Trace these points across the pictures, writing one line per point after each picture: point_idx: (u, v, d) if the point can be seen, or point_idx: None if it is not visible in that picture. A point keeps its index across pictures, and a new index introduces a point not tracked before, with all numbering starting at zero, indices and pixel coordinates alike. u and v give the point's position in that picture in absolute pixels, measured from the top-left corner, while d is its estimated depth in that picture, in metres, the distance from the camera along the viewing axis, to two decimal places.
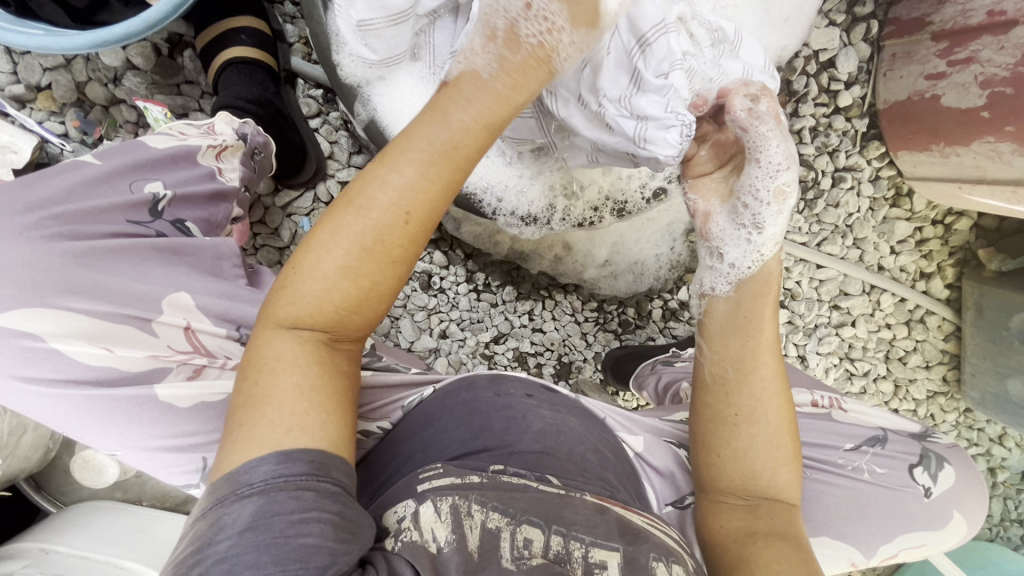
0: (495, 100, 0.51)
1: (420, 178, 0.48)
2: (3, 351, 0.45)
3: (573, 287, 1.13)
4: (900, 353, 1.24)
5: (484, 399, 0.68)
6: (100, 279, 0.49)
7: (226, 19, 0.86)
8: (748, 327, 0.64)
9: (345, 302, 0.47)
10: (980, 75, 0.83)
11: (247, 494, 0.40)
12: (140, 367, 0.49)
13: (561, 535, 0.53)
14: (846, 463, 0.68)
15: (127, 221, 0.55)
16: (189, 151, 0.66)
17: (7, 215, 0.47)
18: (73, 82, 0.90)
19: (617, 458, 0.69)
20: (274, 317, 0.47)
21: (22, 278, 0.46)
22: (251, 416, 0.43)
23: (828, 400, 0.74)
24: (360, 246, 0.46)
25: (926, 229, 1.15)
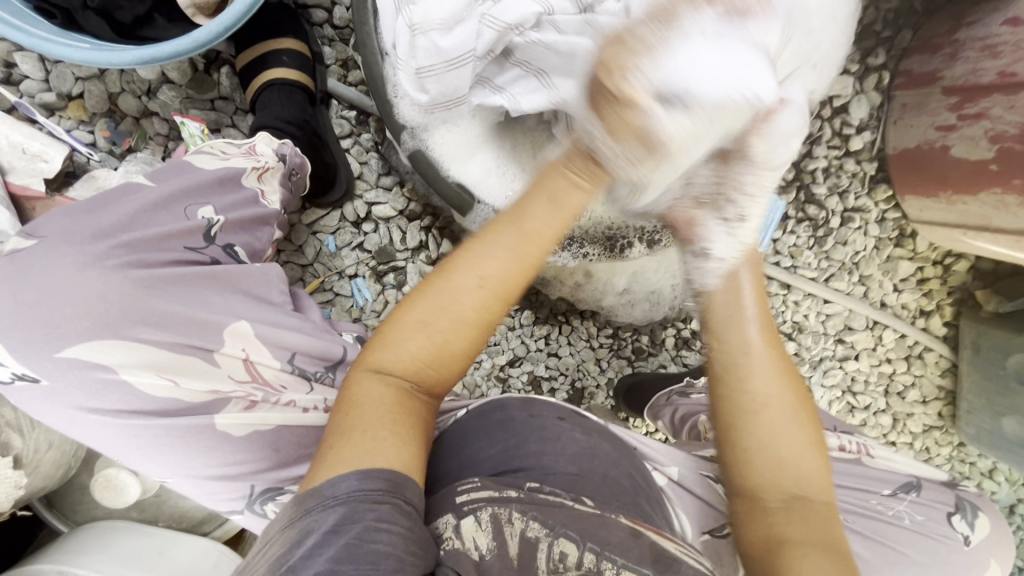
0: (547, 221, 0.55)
1: (501, 249, 0.53)
2: (73, 384, 0.45)
3: (590, 314, 1.14)
4: (899, 388, 1.28)
5: (519, 421, 0.69)
6: (163, 307, 0.49)
7: (268, 40, 0.87)
8: (767, 315, 0.63)
9: (430, 351, 0.52)
10: (990, 130, 0.87)
11: (334, 505, 0.42)
12: (200, 399, 0.49)
13: (595, 553, 0.53)
14: (885, 509, 0.67)
15: (183, 249, 0.55)
16: (234, 174, 0.66)
17: (80, 243, 0.48)
18: (105, 93, 0.90)
19: (648, 484, 0.70)
20: (372, 363, 0.51)
21: (92, 309, 0.46)
22: (339, 440, 0.47)
23: (856, 446, 0.74)
24: (441, 307, 0.52)
25: (926, 269, 1.20)
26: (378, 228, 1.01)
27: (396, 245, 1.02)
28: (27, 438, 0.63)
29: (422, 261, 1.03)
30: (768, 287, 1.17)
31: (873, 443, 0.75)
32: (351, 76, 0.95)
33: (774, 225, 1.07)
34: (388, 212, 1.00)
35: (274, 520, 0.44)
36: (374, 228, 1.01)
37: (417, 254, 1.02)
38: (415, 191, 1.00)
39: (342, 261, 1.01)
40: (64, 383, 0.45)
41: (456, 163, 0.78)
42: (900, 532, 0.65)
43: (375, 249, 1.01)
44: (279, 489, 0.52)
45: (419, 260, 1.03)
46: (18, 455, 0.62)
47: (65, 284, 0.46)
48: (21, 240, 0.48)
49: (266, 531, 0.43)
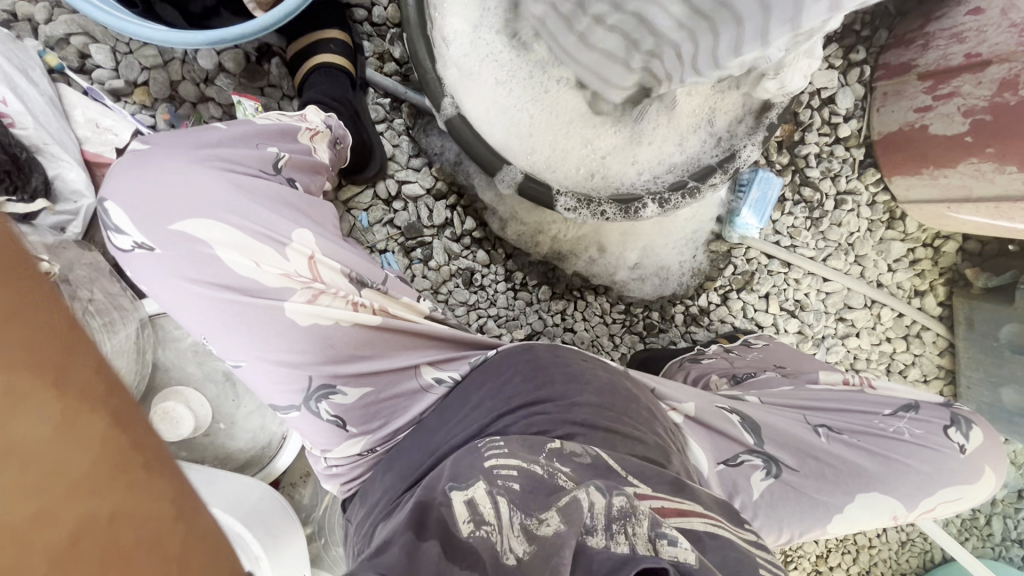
0: None
1: None
2: (183, 255, 0.55)
3: (603, 290, 1.21)
4: (900, 366, 1.34)
5: (546, 359, 0.73)
6: (249, 205, 0.58)
7: (315, 32, 0.98)
8: None
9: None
10: (962, 106, 0.96)
11: None
12: (274, 284, 0.56)
13: (625, 496, 0.48)
14: (885, 425, 0.76)
15: (260, 172, 0.63)
16: (291, 129, 0.76)
17: (190, 150, 0.59)
18: (168, 80, 1.00)
19: (661, 416, 0.72)
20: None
21: (197, 198, 0.55)
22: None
23: (857, 378, 0.83)
24: None
25: (917, 250, 1.28)
26: (407, 206, 1.10)
27: (423, 221, 1.11)
28: None
29: (448, 237, 1.12)
30: (770, 265, 1.24)
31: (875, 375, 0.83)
32: (386, 67, 1.06)
33: (771, 200, 1.13)
34: (417, 190, 1.09)
35: None
36: (404, 206, 1.10)
37: (443, 230, 1.12)
38: (443, 171, 1.10)
39: (373, 236, 1.09)
40: (178, 254, 0.55)
41: (487, 124, 0.86)
42: (897, 443, 0.74)
43: (404, 225, 1.10)
44: (332, 390, 0.60)
45: (445, 236, 1.12)
46: None
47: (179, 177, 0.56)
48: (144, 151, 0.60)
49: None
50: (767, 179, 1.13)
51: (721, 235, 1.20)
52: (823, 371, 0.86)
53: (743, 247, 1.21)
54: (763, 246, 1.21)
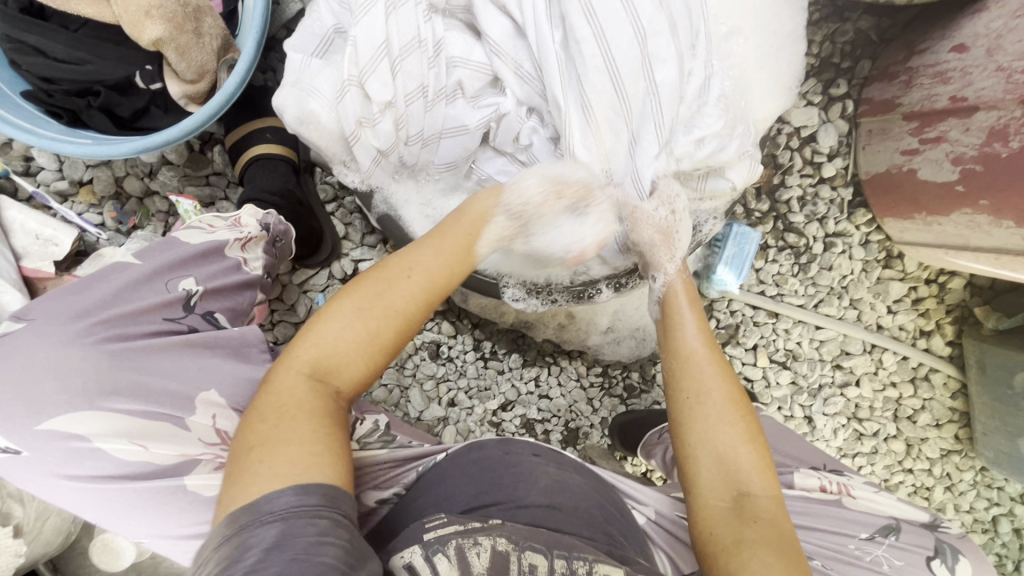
0: (425, 269, 0.63)
1: (387, 290, 0.60)
2: (51, 453, 0.50)
3: (578, 353, 1.15)
4: (908, 412, 1.24)
5: (494, 457, 0.69)
6: (137, 378, 0.54)
7: (254, 120, 0.96)
8: (699, 379, 0.66)
9: (378, 302, 0.59)
10: (950, 153, 0.88)
11: (271, 520, 0.43)
12: (171, 461, 0.53)
13: (564, 558, 0.53)
14: (858, 552, 0.68)
15: (162, 320, 0.60)
16: (219, 246, 0.70)
17: (63, 322, 0.54)
18: (112, 177, 0.98)
19: (620, 516, 0.70)
20: (296, 361, 0.55)
21: (68, 383, 0.51)
22: (269, 453, 0.47)
23: (837, 486, 0.75)
24: (373, 320, 0.58)
25: (920, 288, 1.18)
26: None
27: None
28: (27, 507, 0.67)
29: None
30: (755, 316, 1.16)
31: (854, 482, 0.76)
32: None
33: (749, 255, 1.06)
34: None
35: (204, 544, 0.44)
36: None
37: None
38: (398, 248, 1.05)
39: None
40: (44, 452, 0.50)
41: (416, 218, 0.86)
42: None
43: None
44: None
45: None
46: (19, 523, 0.66)
47: (44, 359, 0.51)
48: (14, 324, 0.55)
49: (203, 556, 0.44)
50: (743, 234, 1.07)
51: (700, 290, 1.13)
52: (799, 472, 0.77)
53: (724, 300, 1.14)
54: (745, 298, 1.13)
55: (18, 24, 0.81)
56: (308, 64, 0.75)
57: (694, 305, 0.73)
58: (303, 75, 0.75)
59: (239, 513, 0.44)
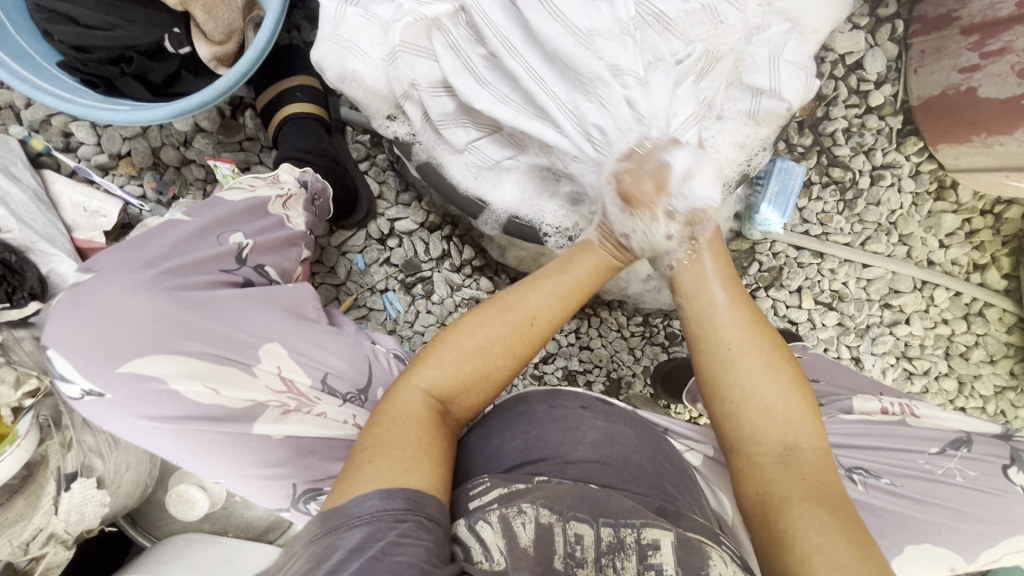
0: (529, 306, 0.63)
1: (551, 296, 0.65)
2: (133, 396, 0.50)
3: (617, 303, 1.15)
4: (961, 349, 1.21)
5: (540, 411, 0.69)
6: (206, 324, 0.54)
7: (282, 80, 0.95)
8: (741, 341, 0.64)
9: (508, 327, 0.62)
10: (1016, 65, 0.83)
11: (357, 525, 0.46)
12: (241, 404, 0.54)
13: (611, 526, 0.54)
14: (934, 468, 0.68)
15: (219, 270, 0.60)
16: (261, 203, 0.71)
17: (130, 270, 0.53)
18: (149, 148, 1.00)
19: (673, 467, 0.69)
20: (415, 382, 0.59)
21: (147, 327, 0.51)
22: (376, 455, 0.51)
23: (899, 407, 0.75)
24: (495, 340, 0.61)
25: (974, 220, 1.14)
26: (402, 242, 1.06)
27: (421, 256, 1.06)
28: (107, 461, 0.71)
29: (448, 268, 1.07)
30: (800, 257, 1.13)
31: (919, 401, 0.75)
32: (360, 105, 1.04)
33: (794, 192, 1.02)
34: (410, 226, 1.05)
35: (299, 534, 0.48)
36: (399, 243, 1.06)
37: (442, 262, 1.07)
38: (433, 204, 1.06)
39: (372, 278, 1.07)
40: (126, 395, 0.50)
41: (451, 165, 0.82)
42: (948, 488, 0.67)
43: (401, 262, 1.06)
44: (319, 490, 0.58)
45: (445, 267, 1.07)
46: (101, 476, 0.70)
47: (120, 303, 0.51)
48: (81, 275, 0.54)
49: (293, 546, 0.48)
50: (787, 169, 1.02)
51: (742, 232, 1.09)
52: (857, 397, 0.76)
53: (768, 241, 1.11)
54: (790, 238, 1.10)
55: None
56: (344, 17, 0.71)
57: (721, 253, 0.72)
58: (341, 31, 0.72)
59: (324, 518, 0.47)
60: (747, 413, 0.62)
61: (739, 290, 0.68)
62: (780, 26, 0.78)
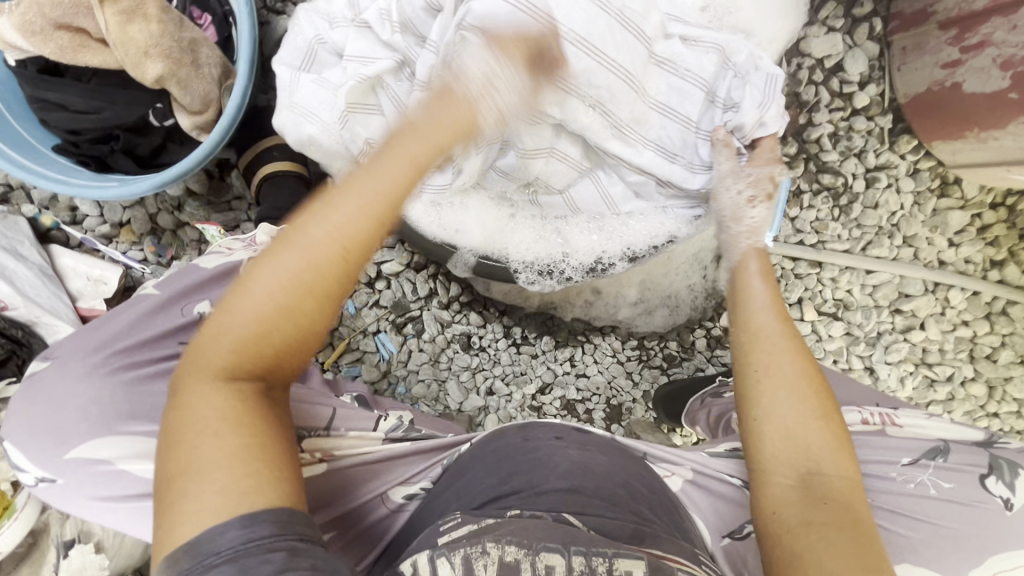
0: (341, 222, 0.47)
1: (349, 217, 0.47)
2: (83, 478, 0.54)
3: (610, 328, 1.13)
4: (986, 351, 1.13)
5: (513, 445, 0.69)
6: (153, 400, 0.59)
7: (260, 141, 0.99)
8: (774, 359, 0.60)
9: (299, 278, 0.46)
10: (998, 57, 0.80)
11: (217, 564, 0.39)
12: None
13: (583, 554, 0.51)
14: (902, 479, 0.66)
15: (177, 344, 0.64)
16: (234, 266, 0.73)
17: (82, 357, 0.59)
18: (146, 215, 1.04)
19: (652, 493, 0.68)
20: (202, 365, 0.46)
21: (92, 412, 0.56)
22: (196, 478, 0.42)
23: (879, 417, 0.72)
24: (295, 279, 0.46)
25: (985, 215, 1.07)
26: (390, 283, 1.08)
27: (409, 297, 1.09)
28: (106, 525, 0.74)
29: (436, 306, 1.10)
30: (796, 268, 1.09)
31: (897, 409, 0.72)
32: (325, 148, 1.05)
33: (779, 204, 0.99)
34: (395, 268, 1.07)
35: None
36: (387, 285, 1.08)
37: (429, 301, 1.10)
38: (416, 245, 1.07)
39: (363, 321, 1.08)
40: (76, 479, 0.54)
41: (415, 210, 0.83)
42: (923, 502, 0.64)
43: (390, 303, 1.09)
44: None
45: (433, 306, 1.10)
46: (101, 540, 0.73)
47: (71, 391, 0.56)
48: (40, 364, 0.60)
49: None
50: None
51: None
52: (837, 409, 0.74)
53: None
54: (783, 250, 1.06)
55: (38, 83, 0.86)
56: (298, 83, 0.75)
57: (769, 278, 0.68)
58: (296, 97, 0.76)
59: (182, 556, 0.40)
60: (772, 443, 0.57)
61: (786, 318, 0.64)
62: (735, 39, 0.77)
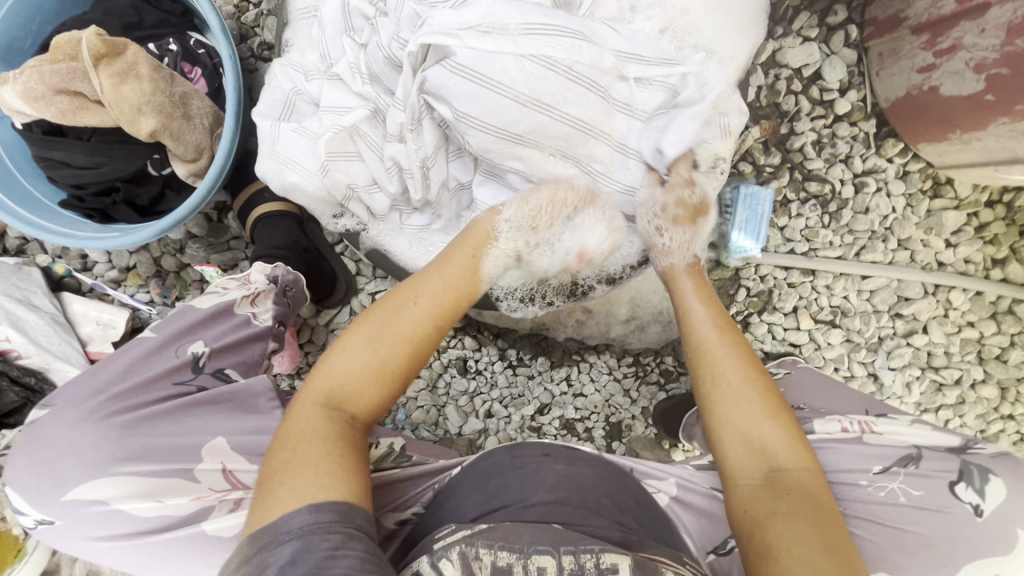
0: (444, 283, 0.67)
1: (434, 272, 0.67)
2: (80, 520, 0.59)
3: (605, 347, 1.14)
4: (995, 352, 1.10)
5: (501, 462, 0.70)
6: (146, 442, 0.62)
7: (253, 182, 1.04)
8: (719, 376, 0.65)
9: (394, 307, 0.63)
10: (971, 60, 0.80)
11: (286, 539, 0.47)
12: (186, 510, 0.61)
13: (572, 553, 0.54)
14: (869, 485, 0.67)
15: (172, 384, 0.68)
16: (227, 306, 0.77)
17: (81, 403, 0.63)
18: (151, 258, 1.09)
19: (637, 503, 0.69)
20: (309, 394, 0.59)
21: (88, 457, 0.60)
22: (289, 476, 0.52)
23: (857, 425, 0.73)
24: (390, 320, 0.62)
25: (981, 213, 1.05)
26: None
27: None
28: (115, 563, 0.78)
29: None
30: (788, 278, 1.08)
31: (876, 419, 0.73)
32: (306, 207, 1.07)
33: (765, 215, 1.01)
34: None
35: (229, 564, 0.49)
36: None
37: None
38: None
39: None
40: (75, 520, 0.59)
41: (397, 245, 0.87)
42: (890, 509, 0.64)
43: None
44: None
45: None
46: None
47: (69, 437, 0.60)
48: (39, 411, 0.64)
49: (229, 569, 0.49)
50: (752, 194, 1.00)
51: (719, 262, 1.05)
52: (817, 419, 0.75)
53: (751, 266, 1.07)
54: (773, 260, 1.06)
55: (44, 144, 0.91)
56: (279, 133, 0.79)
57: (705, 299, 0.72)
58: (279, 146, 0.79)
59: (252, 539, 0.48)
60: (728, 446, 0.62)
61: (730, 329, 0.68)
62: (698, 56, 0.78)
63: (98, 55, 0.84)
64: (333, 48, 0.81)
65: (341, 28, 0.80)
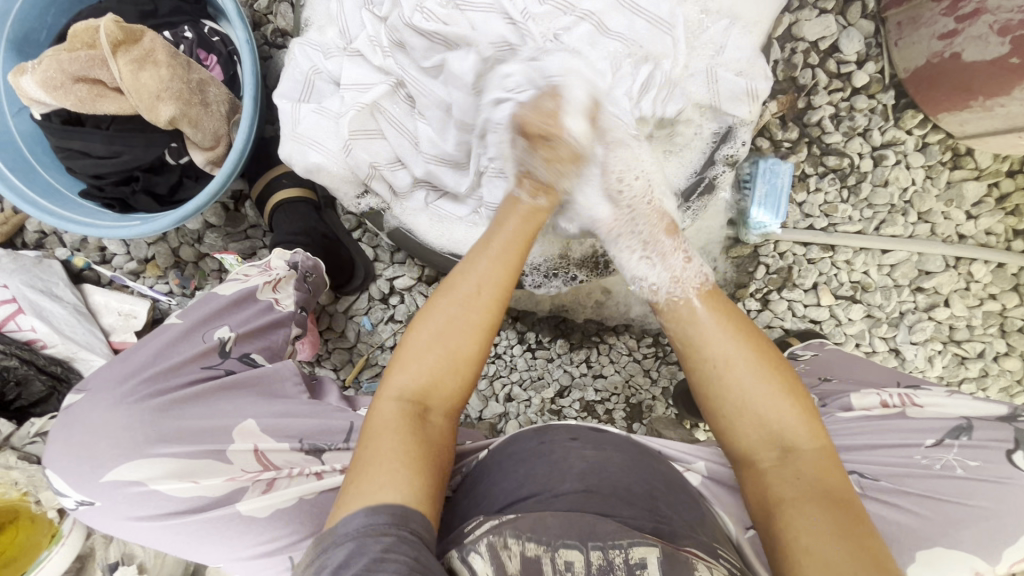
0: (482, 276, 0.62)
1: (488, 262, 0.64)
2: (119, 500, 0.59)
3: (623, 328, 1.14)
4: (1019, 324, 1.09)
5: (529, 448, 0.69)
6: (179, 423, 0.62)
7: (269, 171, 1.04)
8: (726, 354, 0.61)
9: (465, 296, 0.61)
10: (994, 24, 0.80)
11: (343, 542, 0.48)
12: (221, 491, 0.60)
13: (601, 548, 0.53)
14: (930, 464, 0.65)
15: (201, 368, 0.68)
16: (250, 291, 0.77)
17: (116, 385, 0.63)
18: (169, 250, 1.09)
19: (669, 488, 0.67)
20: (387, 392, 0.58)
21: (124, 437, 0.60)
22: (360, 475, 0.52)
23: (898, 398, 0.74)
24: (454, 318, 0.60)
25: (1002, 183, 1.04)
26: (404, 298, 1.10)
27: (423, 310, 1.10)
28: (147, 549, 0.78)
29: None
30: (808, 254, 1.07)
31: (918, 392, 0.74)
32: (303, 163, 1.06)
33: (783, 190, 0.99)
34: (408, 282, 1.09)
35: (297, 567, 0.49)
36: (401, 299, 1.10)
37: None
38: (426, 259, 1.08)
39: (380, 336, 1.11)
40: (114, 500, 0.59)
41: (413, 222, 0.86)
42: (948, 483, 0.63)
43: (405, 317, 1.10)
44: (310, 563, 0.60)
45: None
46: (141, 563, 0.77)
47: (105, 419, 0.61)
48: (76, 395, 0.65)
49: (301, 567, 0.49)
50: (772, 169, 0.99)
51: (740, 238, 1.05)
52: (856, 394, 0.77)
53: (769, 243, 1.06)
54: (794, 236, 1.04)
55: (63, 134, 0.91)
56: (300, 116, 0.80)
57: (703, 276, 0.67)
58: (300, 128, 0.80)
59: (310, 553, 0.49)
60: (737, 428, 0.60)
61: (720, 300, 0.65)
62: (717, 23, 0.77)
63: (116, 42, 0.84)
64: (353, 25, 0.80)
65: (360, 10, 0.79)
